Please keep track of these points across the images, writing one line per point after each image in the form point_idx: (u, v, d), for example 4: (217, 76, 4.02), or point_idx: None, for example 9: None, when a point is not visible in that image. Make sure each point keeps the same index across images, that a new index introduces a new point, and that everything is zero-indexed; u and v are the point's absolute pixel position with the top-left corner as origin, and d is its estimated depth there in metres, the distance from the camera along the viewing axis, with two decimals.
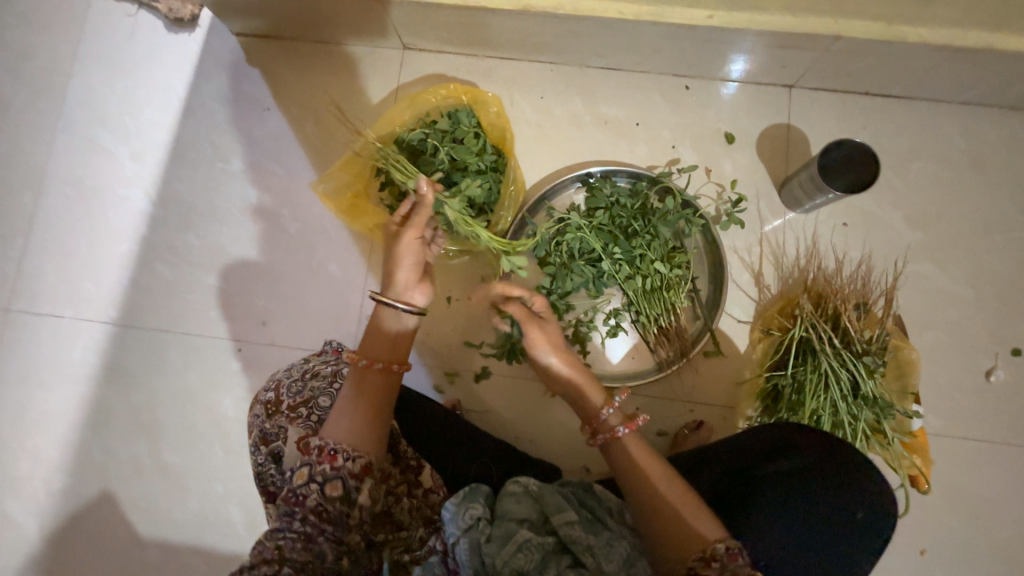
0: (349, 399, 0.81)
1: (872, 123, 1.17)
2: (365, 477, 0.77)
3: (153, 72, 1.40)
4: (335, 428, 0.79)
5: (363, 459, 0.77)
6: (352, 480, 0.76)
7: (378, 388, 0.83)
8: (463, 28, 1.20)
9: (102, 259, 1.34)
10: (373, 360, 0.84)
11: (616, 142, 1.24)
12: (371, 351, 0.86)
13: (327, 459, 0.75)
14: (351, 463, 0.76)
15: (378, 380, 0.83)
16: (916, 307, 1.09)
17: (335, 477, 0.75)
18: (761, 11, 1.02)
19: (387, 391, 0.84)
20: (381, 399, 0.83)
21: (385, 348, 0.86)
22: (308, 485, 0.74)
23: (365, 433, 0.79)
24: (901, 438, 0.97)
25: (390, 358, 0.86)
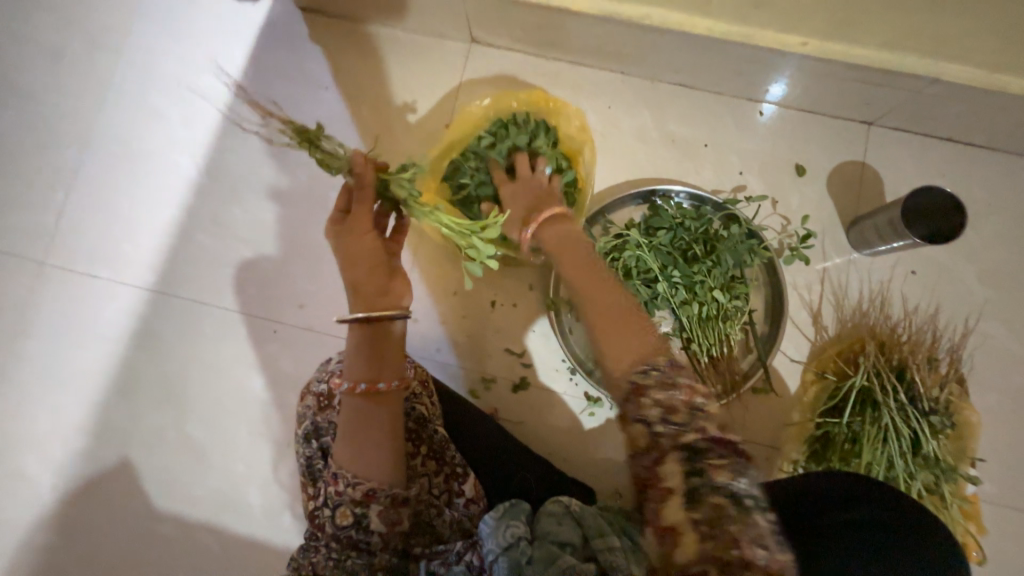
0: (341, 426, 0.75)
1: (951, 172, 1.13)
2: (370, 503, 0.75)
3: (214, 39, 1.38)
4: (337, 453, 0.76)
5: (364, 486, 0.74)
6: (355, 507, 0.75)
7: (366, 411, 0.74)
8: (540, 28, 1.17)
9: (143, 223, 1.32)
10: (355, 384, 0.74)
11: (682, 161, 1.21)
12: (355, 373, 0.75)
13: (333, 483, 0.76)
14: (353, 490, 0.75)
15: (362, 403, 0.74)
16: (981, 367, 1.05)
17: (341, 503, 0.76)
18: (858, 44, 0.98)
19: (378, 412, 0.74)
20: (367, 420, 0.74)
21: (370, 368, 0.74)
22: (322, 509, 0.78)
23: (363, 458, 0.74)
24: (960, 504, 0.93)
25: (377, 377, 0.75)
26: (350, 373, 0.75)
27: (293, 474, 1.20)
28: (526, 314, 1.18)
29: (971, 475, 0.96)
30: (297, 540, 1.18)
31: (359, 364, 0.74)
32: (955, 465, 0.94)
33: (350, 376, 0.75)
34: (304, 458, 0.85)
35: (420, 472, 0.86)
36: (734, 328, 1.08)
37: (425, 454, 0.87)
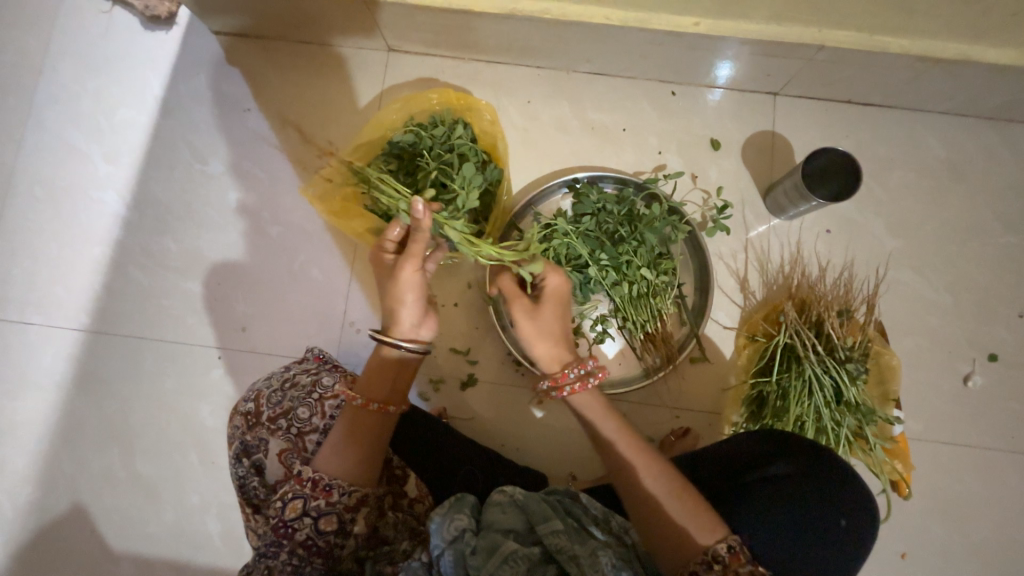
0: (341, 437, 0.81)
1: (854, 132, 1.19)
2: (360, 507, 0.80)
3: (128, 70, 1.36)
4: (330, 464, 0.79)
5: (359, 492, 0.79)
6: (345, 513, 0.79)
7: (373, 426, 0.83)
8: (451, 31, 1.19)
9: (73, 263, 1.30)
10: (368, 401, 0.83)
11: (603, 147, 1.24)
12: (370, 391, 0.85)
13: (323, 495, 0.78)
14: (347, 497, 0.78)
15: (373, 419, 0.83)
16: (897, 313, 1.10)
17: (328, 512, 0.78)
18: (748, 19, 1.02)
19: (384, 425, 0.84)
20: (373, 434, 0.83)
21: (385, 389, 0.86)
22: (300, 521, 0.77)
23: (361, 466, 0.81)
24: (884, 444, 0.97)
25: (389, 397, 0.86)
26: (362, 390, 0.85)
27: None
28: (466, 311, 1.19)
29: (894, 415, 1.01)
30: None
31: (374, 383, 0.86)
32: (877, 409, 0.99)
33: (361, 393, 0.84)
34: (237, 476, 0.87)
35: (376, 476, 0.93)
36: (665, 303, 1.10)
37: None
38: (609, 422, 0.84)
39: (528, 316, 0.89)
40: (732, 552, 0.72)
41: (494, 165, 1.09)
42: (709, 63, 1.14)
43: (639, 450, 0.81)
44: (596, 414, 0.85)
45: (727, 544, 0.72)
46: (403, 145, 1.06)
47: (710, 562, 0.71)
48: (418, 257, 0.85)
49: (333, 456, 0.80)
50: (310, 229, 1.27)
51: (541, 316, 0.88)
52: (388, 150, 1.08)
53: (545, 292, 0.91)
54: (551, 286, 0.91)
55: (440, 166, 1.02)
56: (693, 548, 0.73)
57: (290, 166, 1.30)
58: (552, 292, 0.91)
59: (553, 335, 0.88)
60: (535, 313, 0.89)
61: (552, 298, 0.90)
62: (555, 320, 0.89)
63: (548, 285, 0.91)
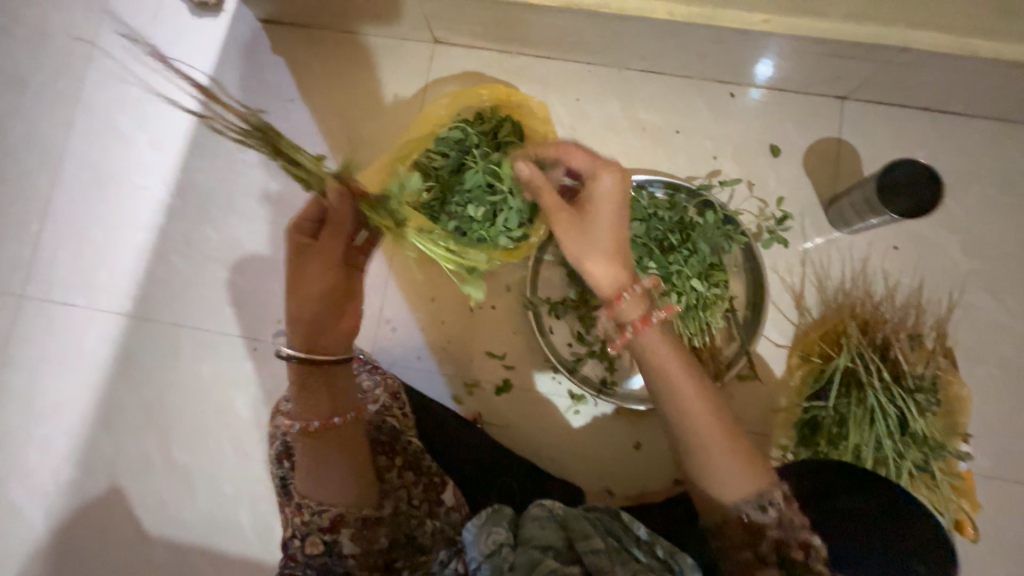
0: (298, 456, 0.79)
1: (928, 142, 1.10)
2: (339, 528, 0.78)
3: (174, 57, 1.36)
4: (298, 483, 0.78)
5: (330, 512, 0.77)
6: (325, 534, 0.78)
7: (323, 446, 0.77)
8: (499, 23, 1.14)
9: (117, 248, 1.31)
10: (312, 425, 0.77)
11: (653, 150, 1.18)
12: (308, 415, 0.78)
13: (300, 514, 0.79)
14: (319, 518, 0.77)
15: (318, 441, 0.77)
16: (968, 339, 1.03)
17: (311, 532, 0.78)
18: (823, 17, 0.95)
19: (333, 443, 0.77)
20: (337, 459, 0.77)
21: (319, 405, 0.78)
22: (320, 537, 0.78)
23: (329, 486, 0.77)
24: (952, 481, 0.91)
25: (332, 412, 0.78)
26: (301, 415, 0.78)
27: None
28: (505, 315, 1.16)
29: (962, 451, 0.94)
30: None
31: (308, 402, 0.78)
32: (945, 443, 0.92)
33: (297, 416, 0.78)
34: (276, 478, 0.87)
35: (396, 486, 0.86)
36: (714, 317, 1.05)
37: (400, 466, 0.88)
38: (674, 360, 0.75)
39: (578, 231, 0.80)
40: (785, 496, 0.71)
41: None
42: (775, 62, 1.07)
43: (703, 396, 0.74)
44: (657, 351, 0.75)
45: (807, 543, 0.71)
46: (450, 142, 1.04)
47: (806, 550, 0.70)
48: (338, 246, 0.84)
49: (318, 484, 0.77)
50: None
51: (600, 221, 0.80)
52: (437, 148, 1.05)
53: (598, 178, 0.82)
54: (608, 182, 0.81)
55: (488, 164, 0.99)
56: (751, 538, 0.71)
57: (330, 159, 1.28)
58: (608, 190, 0.81)
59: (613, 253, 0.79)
60: (586, 217, 0.81)
61: (613, 202, 0.81)
62: (609, 228, 0.79)
63: (606, 176, 0.81)
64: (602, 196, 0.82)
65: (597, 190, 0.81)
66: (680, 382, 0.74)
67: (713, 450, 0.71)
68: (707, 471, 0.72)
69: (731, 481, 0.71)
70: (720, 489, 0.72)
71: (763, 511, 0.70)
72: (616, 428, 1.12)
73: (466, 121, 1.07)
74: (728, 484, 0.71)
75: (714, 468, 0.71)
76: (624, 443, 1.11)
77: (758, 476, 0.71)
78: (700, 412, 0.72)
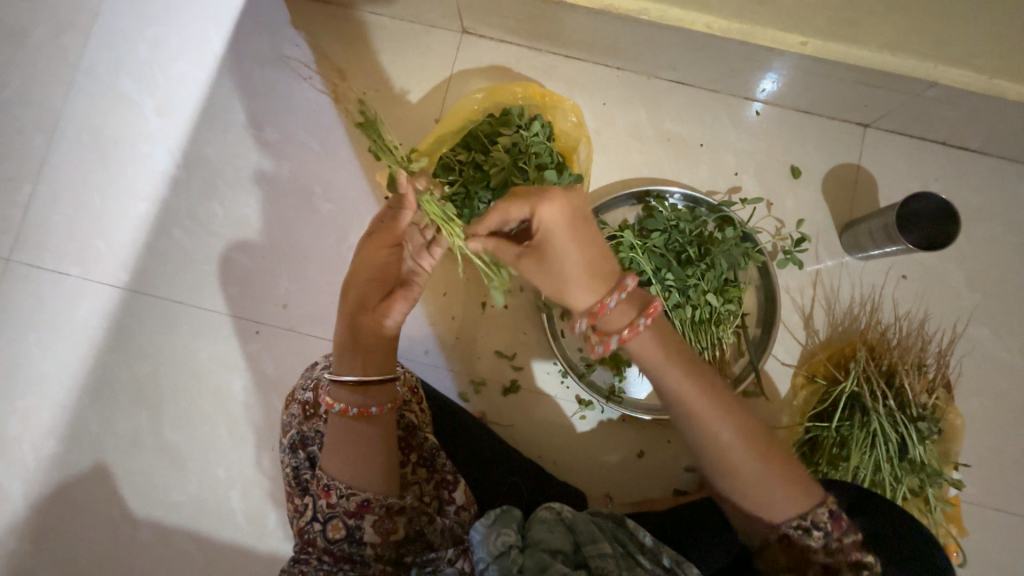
0: (330, 436, 0.80)
1: (943, 177, 1.13)
2: (363, 513, 0.77)
3: (187, 22, 1.29)
4: (327, 466, 0.79)
5: (358, 496, 0.77)
6: (349, 519, 0.78)
7: (359, 431, 0.78)
8: (534, 21, 1.12)
9: (116, 217, 1.26)
10: (346, 407, 0.79)
11: (677, 161, 1.18)
12: (347, 399, 0.80)
13: (325, 495, 0.79)
14: (346, 502, 0.77)
15: (353, 424, 0.78)
16: (965, 370, 1.06)
17: (335, 516, 0.78)
18: (858, 44, 0.95)
19: (369, 431, 0.78)
20: (369, 444, 0.78)
21: (359, 392, 0.80)
22: (340, 522, 0.78)
23: (359, 469, 0.77)
24: (944, 507, 0.95)
25: (369, 401, 0.80)
26: (339, 396, 0.81)
27: (274, 474, 1.17)
28: (517, 315, 1.16)
29: (954, 478, 0.98)
30: (282, 545, 1.16)
31: (351, 387, 0.80)
32: (941, 470, 0.96)
33: (339, 399, 0.80)
34: (290, 467, 0.86)
35: (411, 480, 0.86)
36: (725, 332, 1.05)
37: (415, 462, 0.88)
38: (715, 418, 0.71)
39: (538, 264, 0.77)
40: (798, 484, 0.70)
41: (570, 170, 1.03)
42: (807, 82, 1.07)
43: (725, 406, 0.71)
44: (701, 414, 0.71)
45: (828, 509, 0.71)
46: (481, 138, 1.03)
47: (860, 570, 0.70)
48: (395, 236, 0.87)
49: (348, 469, 0.78)
50: (362, 210, 1.22)
51: (562, 253, 0.75)
52: (468, 141, 1.04)
53: (539, 223, 0.74)
54: (550, 216, 0.73)
55: (516, 167, 0.97)
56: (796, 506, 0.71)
57: (347, 142, 1.24)
58: (555, 225, 0.74)
59: (580, 277, 0.75)
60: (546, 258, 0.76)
61: (564, 232, 0.75)
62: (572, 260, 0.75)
63: (544, 214, 0.73)
64: (555, 233, 0.74)
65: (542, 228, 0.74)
66: (715, 424, 0.70)
67: (743, 467, 0.70)
68: (743, 494, 0.71)
69: (764, 497, 0.71)
70: (763, 511, 0.72)
71: (808, 533, 0.71)
72: (621, 435, 1.12)
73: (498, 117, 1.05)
74: (769, 505, 0.71)
75: (748, 485, 0.71)
76: (627, 450, 1.12)
77: (799, 499, 0.70)
78: (722, 426, 0.70)
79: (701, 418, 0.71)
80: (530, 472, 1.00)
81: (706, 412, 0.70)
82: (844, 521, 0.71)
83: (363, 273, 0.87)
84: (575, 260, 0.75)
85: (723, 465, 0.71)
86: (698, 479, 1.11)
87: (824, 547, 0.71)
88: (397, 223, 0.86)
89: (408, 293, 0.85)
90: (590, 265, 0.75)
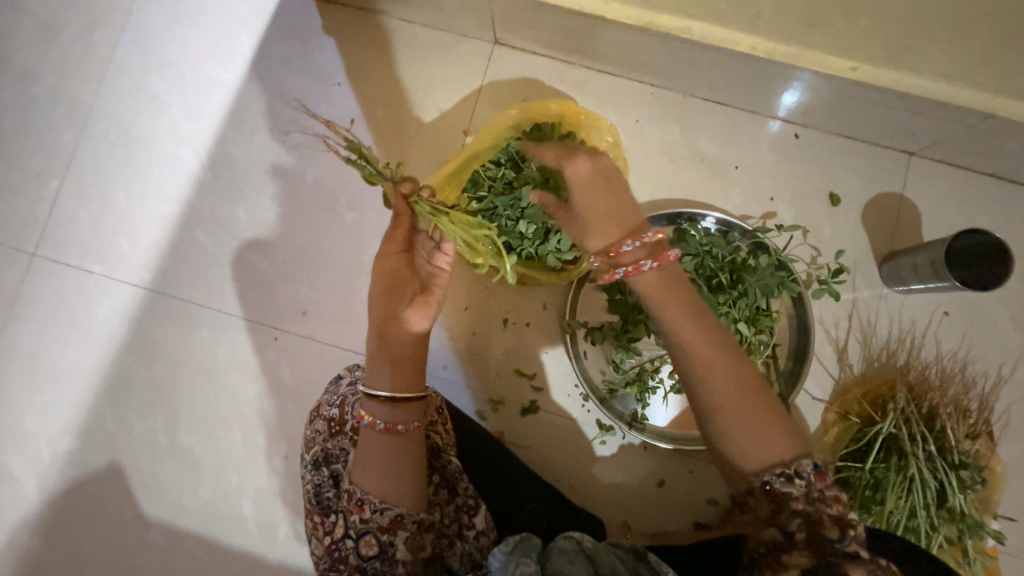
0: (361, 446, 0.78)
1: (991, 210, 1.09)
2: (396, 530, 0.75)
3: (219, 23, 1.29)
4: (358, 481, 0.77)
5: (392, 511, 0.75)
6: (382, 535, 0.75)
7: (391, 446, 0.77)
8: (570, 35, 1.10)
9: (140, 216, 1.26)
10: (376, 420, 0.78)
11: (710, 183, 1.15)
12: (378, 412, 0.78)
13: (358, 511, 0.75)
14: (379, 517, 0.75)
15: (385, 437, 0.77)
16: (1009, 415, 1.01)
17: (367, 532, 0.75)
18: (910, 72, 0.91)
19: (402, 445, 0.77)
20: (400, 459, 0.77)
21: (390, 405, 0.78)
22: (371, 540, 0.75)
23: (392, 483, 0.76)
24: (983, 560, 0.91)
25: (400, 414, 0.79)
26: (371, 408, 0.79)
27: (286, 483, 1.16)
28: (539, 335, 1.13)
29: (994, 529, 0.93)
30: (291, 556, 1.15)
31: (383, 400, 0.78)
32: (982, 521, 0.91)
33: (371, 411, 0.78)
34: (313, 485, 0.84)
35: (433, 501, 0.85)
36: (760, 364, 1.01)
37: (437, 483, 0.86)
38: (705, 340, 0.67)
39: (567, 216, 0.79)
40: (794, 443, 0.63)
41: None
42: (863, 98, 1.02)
43: (717, 337, 0.68)
44: (692, 339, 0.68)
45: (812, 462, 0.63)
46: (512, 155, 1.01)
47: (843, 532, 0.60)
48: (399, 242, 0.82)
49: (379, 484, 0.76)
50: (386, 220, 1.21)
51: (582, 202, 0.77)
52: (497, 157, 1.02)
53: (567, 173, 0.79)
54: (577, 168, 0.78)
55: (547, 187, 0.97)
56: (780, 454, 0.63)
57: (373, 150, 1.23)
58: (583, 177, 0.78)
59: (604, 224, 0.75)
60: (571, 208, 0.79)
61: (587, 183, 0.78)
62: (600, 206, 0.76)
63: (570, 164, 0.79)
64: (578, 182, 0.78)
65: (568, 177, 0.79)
66: (707, 354, 0.67)
67: (732, 401, 0.65)
68: (730, 437, 0.65)
69: (753, 440, 0.64)
70: (748, 459, 0.64)
71: (792, 483, 0.62)
72: (642, 463, 1.09)
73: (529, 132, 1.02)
74: (752, 450, 0.64)
75: (726, 419, 0.65)
76: (647, 478, 1.09)
77: (787, 445, 0.63)
78: (712, 354, 0.67)
79: (688, 342, 0.68)
80: (551, 497, 0.98)
81: (697, 337, 0.67)
82: (830, 475, 0.63)
83: (377, 283, 0.82)
84: (598, 205, 0.76)
85: (709, 395, 0.66)
86: (721, 512, 1.07)
87: (806, 499, 0.61)
88: (401, 231, 0.82)
89: (430, 295, 0.81)
90: (618, 213, 0.76)
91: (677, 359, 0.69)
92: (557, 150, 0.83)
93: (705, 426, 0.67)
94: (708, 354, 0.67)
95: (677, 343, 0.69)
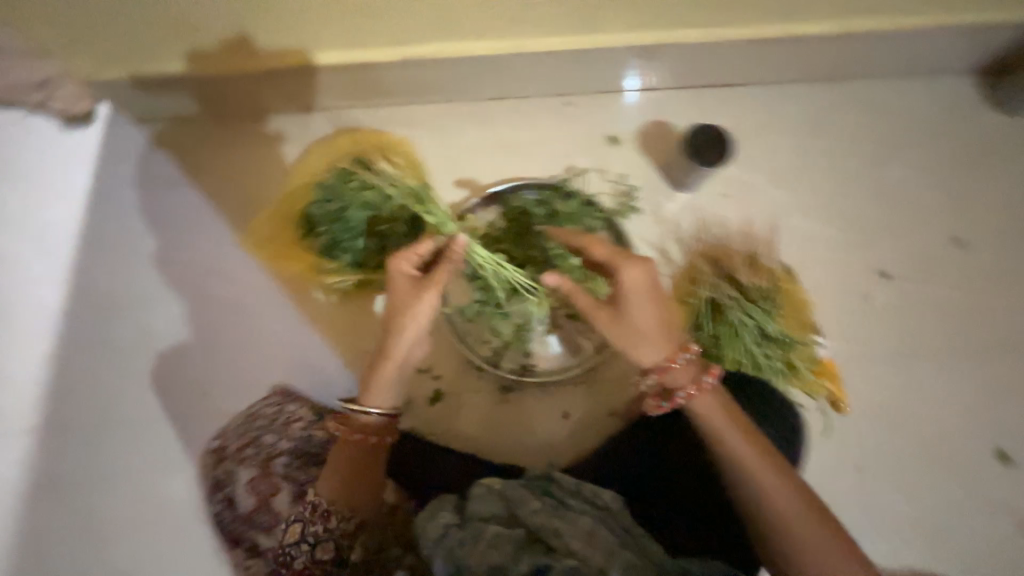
0: (336, 456, 0.95)
1: (727, 112, 1.35)
2: (356, 529, 0.95)
3: (42, 168, 1.36)
4: (325, 491, 0.93)
5: (356, 516, 0.94)
6: (341, 538, 0.93)
7: (356, 455, 0.95)
8: (361, 84, 1.30)
9: (10, 367, 1.26)
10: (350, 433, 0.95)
11: (520, 160, 1.35)
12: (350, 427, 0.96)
13: (319, 521, 0.92)
14: (344, 524, 0.93)
15: (360, 444, 0.95)
16: (794, 253, 1.29)
17: (324, 540, 0.93)
18: (607, 32, 1.19)
19: (355, 454, 0.95)
20: (353, 465, 0.95)
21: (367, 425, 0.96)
22: (324, 545, 0.92)
23: (346, 492, 0.93)
24: (808, 367, 1.14)
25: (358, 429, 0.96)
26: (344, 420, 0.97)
27: None
28: None
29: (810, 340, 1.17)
30: None
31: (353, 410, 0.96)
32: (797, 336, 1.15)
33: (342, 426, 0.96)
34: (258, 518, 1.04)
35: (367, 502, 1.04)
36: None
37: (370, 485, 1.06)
38: (768, 468, 0.85)
39: (612, 319, 0.91)
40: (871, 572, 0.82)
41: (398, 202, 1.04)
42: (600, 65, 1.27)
43: (772, 463, 0.86)
44: (746, 456, 0.86)
45: None
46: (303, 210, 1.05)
47: None
48: (436, 284, 0.95)
49: (331, 488, 0.93)
50: (259, 283, 1.31)
51: (631, 318, 0.89)
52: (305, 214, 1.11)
53: (626, 282, 0.89)
54: (635, 278, 0.89)
55: (337, 218, 1.03)
56: (850, 557, 0.82)
57: (229, 229, 1.34)
58: (638, 287, 0.89)
59: (655, 336, 0.89)
60: (624, 313, 0.90)
61: (640, 294, 0.89)
62: (652, 318, 0.89)
63: (629, 275, 0.89)
64: (637, 296, 0.89)
65: (627, 285, 0.89)
66: (767, 479, 0.85)
67: (796, 524, 0.83)
68: (806, 555, 0.82)
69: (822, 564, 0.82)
70: None
71: None
72: (545, 406, 1.22)
73: (319, 183, 1.09)
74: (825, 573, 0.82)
75: (790, 515, 0.83)
76: (554, 416, 1.21)
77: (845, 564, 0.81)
78: (766, 470, 0.85)
79: (735, 447, 0.87)
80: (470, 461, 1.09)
81: (754, 457, 0.86)
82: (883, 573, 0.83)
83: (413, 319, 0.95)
84: (649, 322, 0.89)
85: (780, 527, 0.83)
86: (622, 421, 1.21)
87: None
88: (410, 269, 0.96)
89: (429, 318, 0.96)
90: (655, 327, 0.89)
91: (741, 475, 0.86)
92: (613, 251, 0.92)
93: (778, 544, 0.84)
94: (769, 478, 0.84)
95: (735, 450, 0.87)
